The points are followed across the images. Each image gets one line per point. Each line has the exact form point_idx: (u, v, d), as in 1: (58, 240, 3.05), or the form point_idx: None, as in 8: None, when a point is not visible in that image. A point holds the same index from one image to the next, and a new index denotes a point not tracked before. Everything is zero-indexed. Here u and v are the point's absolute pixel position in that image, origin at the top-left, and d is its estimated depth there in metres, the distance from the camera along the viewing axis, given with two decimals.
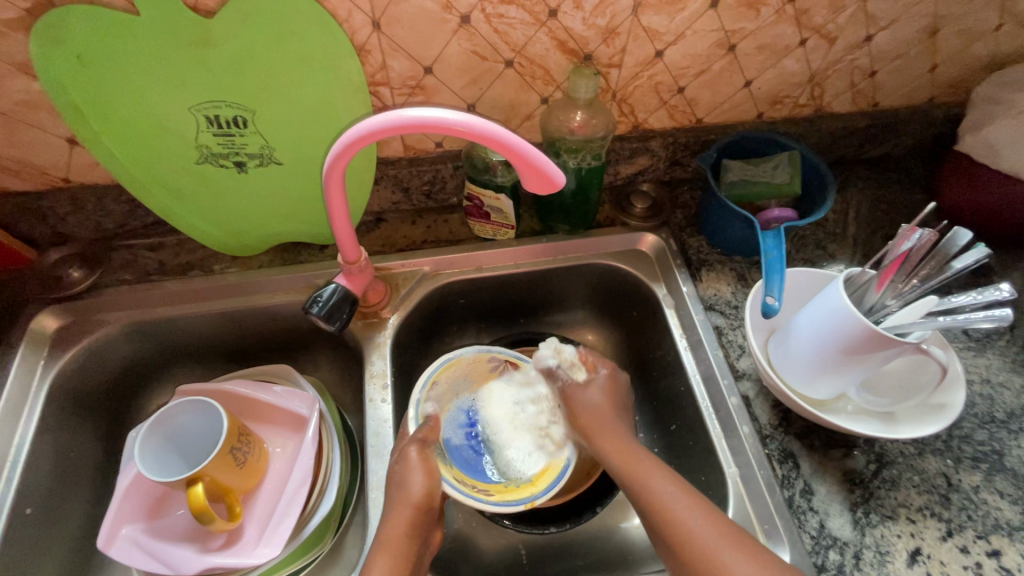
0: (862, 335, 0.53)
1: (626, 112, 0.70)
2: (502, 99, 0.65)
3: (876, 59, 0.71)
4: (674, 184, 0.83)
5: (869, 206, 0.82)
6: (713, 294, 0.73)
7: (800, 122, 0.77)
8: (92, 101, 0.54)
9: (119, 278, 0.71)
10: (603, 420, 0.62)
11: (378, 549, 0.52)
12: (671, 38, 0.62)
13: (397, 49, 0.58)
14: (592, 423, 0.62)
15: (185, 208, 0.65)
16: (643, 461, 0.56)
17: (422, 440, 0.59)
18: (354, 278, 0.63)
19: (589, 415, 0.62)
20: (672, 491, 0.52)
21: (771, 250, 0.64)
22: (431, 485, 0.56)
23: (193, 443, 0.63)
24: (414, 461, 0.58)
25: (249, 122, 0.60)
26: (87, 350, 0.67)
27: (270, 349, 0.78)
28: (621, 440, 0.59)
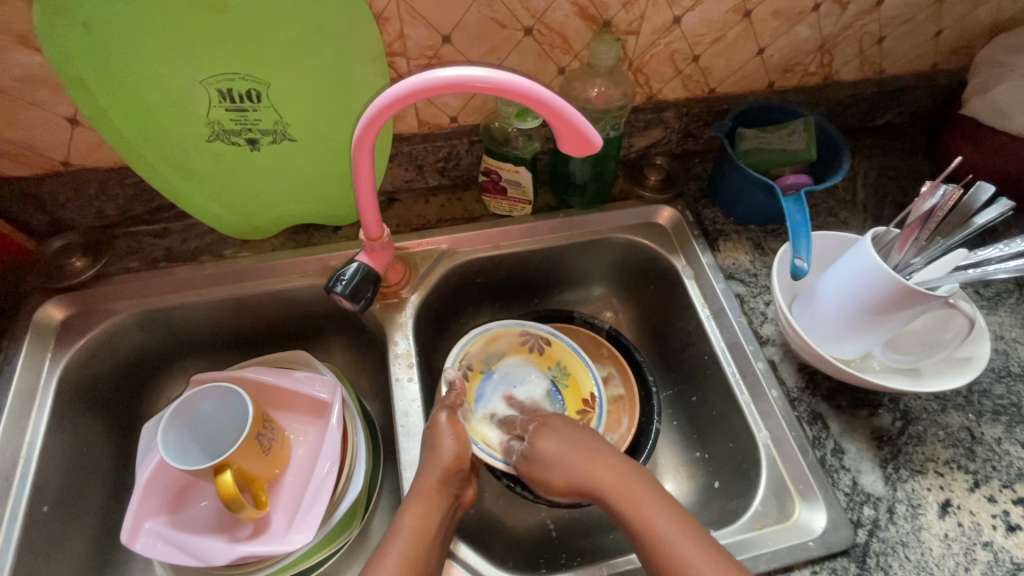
0: (892, 292, 0.54)
1: (641, 81, 0.70)
2: (519, 69, 0.64)
3: (885, 24, 0.71)
4: (685, 157, 0.83)
5: (877, 173, 0.83)
6: (732, 263, 0.73)
7: (809, 91, 0.78)
8: (98, 73, 0.51)
9: (125, 267, 0.68)
10: (583, 455, 0.57)
11: (411, 500, 0.53)
12: (689, 3, 0.62)
13: (416, 17, 0.56)
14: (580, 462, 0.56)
15: (195, 189, 0.63)
16: (641, 498, 0.51)
17: (452, 406, 0.60)
18: (376, 255, 0.62)
19: (556, 457, 0.57)
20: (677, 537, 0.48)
21: (794, 214, 0.64)
22: (462, 449, 0.56)
23: (215, 432, 0.61)
24: (444, 426, 0.58)
25: (262, 95, 0.57)
26: (96, 342, 0.64)
27: (283, 335, 0.75)
28: (610, 476, 0.54)
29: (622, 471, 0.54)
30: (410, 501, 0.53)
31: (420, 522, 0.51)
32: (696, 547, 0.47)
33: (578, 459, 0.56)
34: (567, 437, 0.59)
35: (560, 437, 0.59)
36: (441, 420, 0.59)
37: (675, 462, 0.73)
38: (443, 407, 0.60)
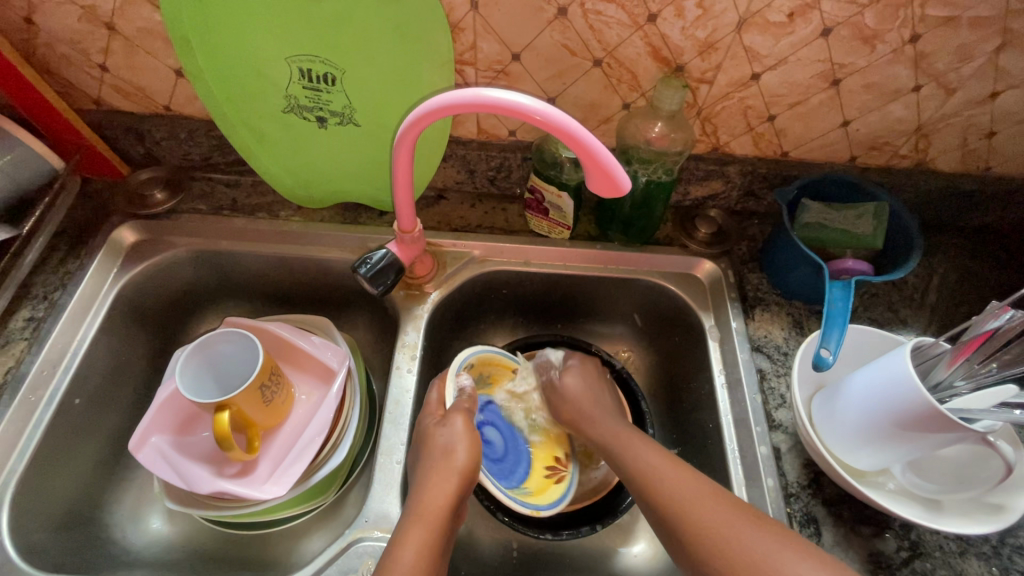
0: (920, 414, 0.49)
1: (708, 131, 0.68)
2: (583, 97, 0.64)
3: (997, 119, 0.64)
4: (744, 216, 0.79)
5: (956, 278, 0.75)
6: (763, 335, 0.69)
7: (897, 174, 0.72)
8: (202, 38, 0.58)
9: (195, 207, 0.76)
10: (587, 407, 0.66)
11: (413, 518, 0.51)
12: (771, 61, 0.59)
13: (490, 32, 0.58)
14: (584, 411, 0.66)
15: (264, 153, 0.69)
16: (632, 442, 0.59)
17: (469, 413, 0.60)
18: (405, 247, 0.65)
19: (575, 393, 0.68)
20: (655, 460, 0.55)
21: (836, 301, 0.60)
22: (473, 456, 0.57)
23: (229, 372, 0.66)
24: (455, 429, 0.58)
25: (337, 80, 0.62)
26: (155, 268, 0.72)
27: (314, 300, 0.81)
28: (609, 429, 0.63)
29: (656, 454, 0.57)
30: (410, 519, 0.51)
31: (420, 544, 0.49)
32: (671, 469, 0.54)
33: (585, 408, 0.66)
34: (582, 385, 0.69)
35: (578, 381, 0.69)
36: (453, 420, 0.59)
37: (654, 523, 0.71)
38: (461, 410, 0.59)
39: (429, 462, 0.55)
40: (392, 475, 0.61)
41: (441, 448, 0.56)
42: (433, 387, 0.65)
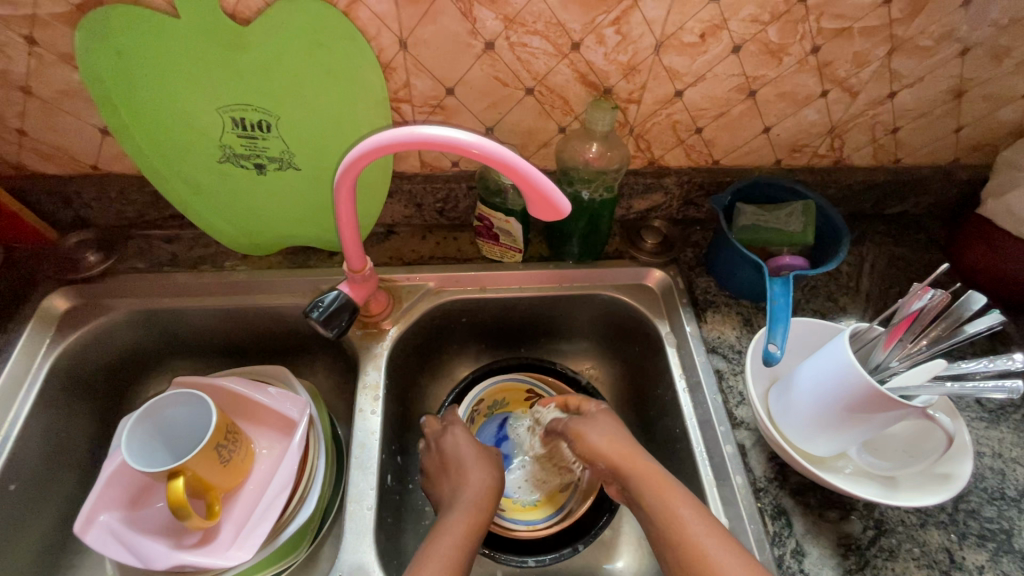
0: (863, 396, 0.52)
1: (642, 147, 0.71)
2: (520, 125, 0.66)
3: (899, 116, 0.70)
4: (686, 224, 0.82)
5: (885, 263, 0.80)
6: (716, 336, 0.72)
7: (819, 172, 0.77)
8: (126, 93, 0.57)
9: (132, 266, 0.73)
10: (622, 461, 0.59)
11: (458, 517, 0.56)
12: (691, 79, 0.63)
13: (421, 69, 0.59)
14: (617, 461, 0.59)
15: (203, 204, 0.67)
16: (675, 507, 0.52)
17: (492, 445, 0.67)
18: (357, 287, 0.64)
19: (603, 444, 0.61)
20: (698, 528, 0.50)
21: (777, 297, 0.63)
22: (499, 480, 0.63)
23: (181, 436, 0.63)
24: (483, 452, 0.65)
25: (272, 127, 0.61)
26: (93, 335, 0.68)
27: (269, 348, 0.78)
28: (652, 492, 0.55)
29: (705, 523, 0.50)
30: (456, 512, 0.57)
31: (467, 526, 0.55)
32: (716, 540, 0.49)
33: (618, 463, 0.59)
34: (608, 435, 0.62)
35: (603, 434, 0.62)
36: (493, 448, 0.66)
37: (636, 535, 0.71)
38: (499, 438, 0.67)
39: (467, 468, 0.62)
40: (364, 522, 0.59)
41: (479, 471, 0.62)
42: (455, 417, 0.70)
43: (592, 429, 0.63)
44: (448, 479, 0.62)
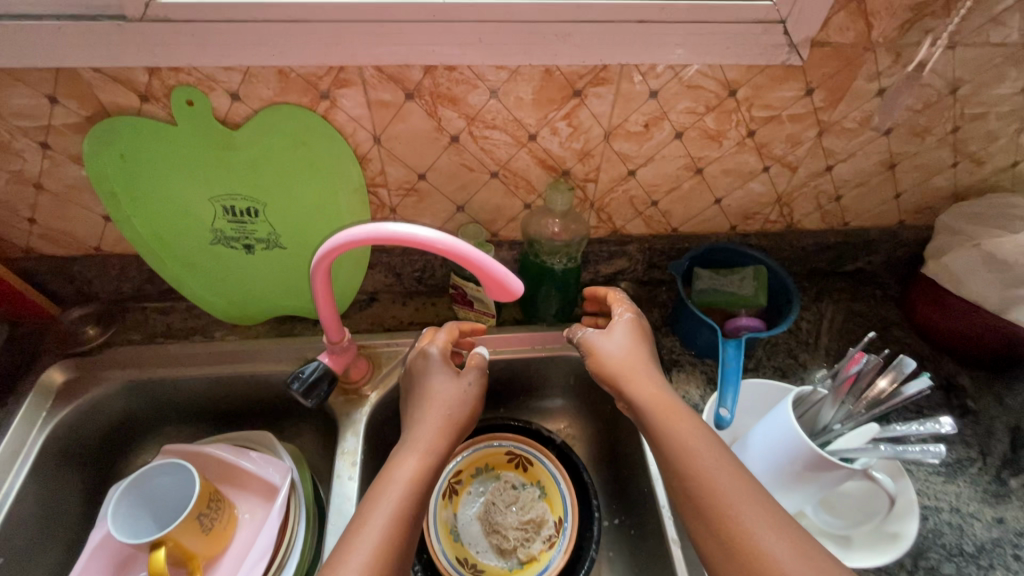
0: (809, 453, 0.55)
1: (604, 218, 0.77)
2: (487, 203, 0.72)
3: (839, 186, 0.76)
4: (653, 285, 0.87)
5: (843, 318, 0.84)
6: (681, 395, 0.75)
7: (772, 237, 0.82)
8: (128, 189, 0.63)
9: (128, 338, 0.78)
10: (639, 374, 0.60)
11: (410, 454, 0.58)
12: (641, 160, 0.69)
13: (395, 159, 0.65)
14: (630, 373, 0.60)
15: (195, 281, 0.73)
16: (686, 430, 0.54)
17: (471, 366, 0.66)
18: (336, 357, 0.68)
19: (620, 360, 0.61)
20: (709, 456, 0.52)
21: (730, 360, 0.66)
22: (461, 404, 0.63)
23: (166, 505, 0.66)
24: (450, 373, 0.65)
25: (260, 212, 0.67)
26: (86, 406, 0.72)
27: (256, 413, 0.82)
28: (661, 412, 0.56)
29: (712, 453, 0.52)
30: (409, 454, 0.58)
31: (416, 475, 0.56)
32: (723, 463, 0.52)
33: (634, 377, 0.59)
34: (629, 348, 0.62)
35: (625, 346, 0.62)
36: (468, 377, 0.65)
37: None
38: (479, 363, 0.65)
39: (428, 399, 0.63)
40: None
41: (448, 396, 0.63)
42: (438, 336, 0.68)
43: (611, 341, 0.63)
44: (414, 410, 0.63)
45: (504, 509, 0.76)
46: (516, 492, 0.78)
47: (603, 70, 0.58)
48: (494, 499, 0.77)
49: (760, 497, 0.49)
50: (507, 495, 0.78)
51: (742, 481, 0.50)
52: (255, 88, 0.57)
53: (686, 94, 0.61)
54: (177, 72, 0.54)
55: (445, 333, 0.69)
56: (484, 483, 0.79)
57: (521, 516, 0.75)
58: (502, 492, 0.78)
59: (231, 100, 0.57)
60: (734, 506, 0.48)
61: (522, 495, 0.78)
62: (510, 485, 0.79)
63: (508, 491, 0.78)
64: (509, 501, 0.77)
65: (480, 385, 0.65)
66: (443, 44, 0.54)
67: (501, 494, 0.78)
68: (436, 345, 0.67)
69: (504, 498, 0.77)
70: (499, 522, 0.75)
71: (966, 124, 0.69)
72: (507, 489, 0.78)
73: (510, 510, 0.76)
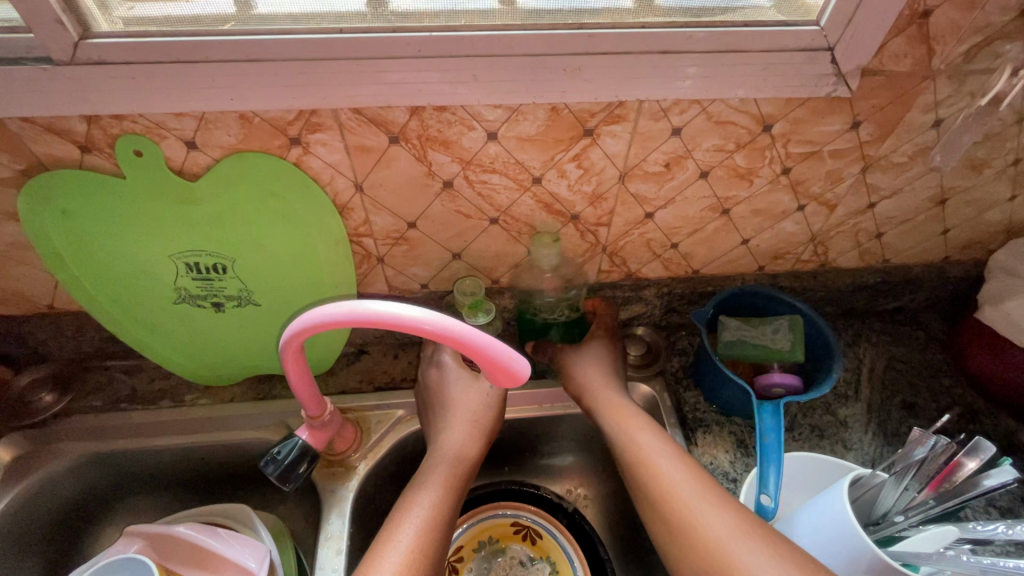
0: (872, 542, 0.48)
1: (617, 263, 0.68)
2: (487, 250, 0.64)
3: (881, 223, 0.67)
4: (671, 329, 0.79)
5: (884, 365, 0.76)
6: (709, 461, 0.67)
7: (805, 277, 0.74)
8: (75, 247, 0.55)
9: (88, 404, 0.70)
10: (596, 378, 0.66)
11: (438, 464, 0.59)
12: (660, 202, 0.61)
13: (380, 208, 0.57)
14: (588, 381, 0.66)
15: (160, 342, 0.65)
16: (633, 424, 0.60)
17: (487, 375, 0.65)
18: (315, 432, 0.60)
19: (581, 370, 0.67)
20: (654, 446, 0.57)
21: (768, 432, 0.58)
22: (484, 413, 0.63)
23: None
24: (468, 380, 0.64)
25: (228, 269, 0.59)
26: (37, 486, 0.64)
27: (234, 482, 0.73)
28: (612, 409, 0.62)
29: (655, 441, 0.58)
30: (438, 462, 0.58)
31: (447, 483, 0.56)
32: (666, 449, 0.57)
33: (590, 382, 0.66)
34: (591, 358, 0.68)
35: (588, 357, 0.68)
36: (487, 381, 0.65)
37: None
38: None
39: (451, 409, 0.63)
40: None
41: (470, 404, 0.63)
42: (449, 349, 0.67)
43: (577, 352, 0.69)
44: (437, 420, 0.63)
45: None
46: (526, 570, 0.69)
47: (618, 106, 0.50)
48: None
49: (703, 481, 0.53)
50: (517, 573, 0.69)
51: (684, 464, 0.55)
52: (213, 135, 0.49)
53: (713, 130, 0.53)
54: (120, 119, 0.47)
55: None
56: (491, 558, 0.71)
57: None
58: (511, 569, 0.70)
59: (187, 149, 0.49)
60: (670, 484, 0.53)
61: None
62: (521, 561, 0.70)
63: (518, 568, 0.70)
64: None
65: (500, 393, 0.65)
66: (431, 82, 0.46)
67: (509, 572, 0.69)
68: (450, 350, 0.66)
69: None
70: None
71: None
72: (516, 566, 0.70)
73: None
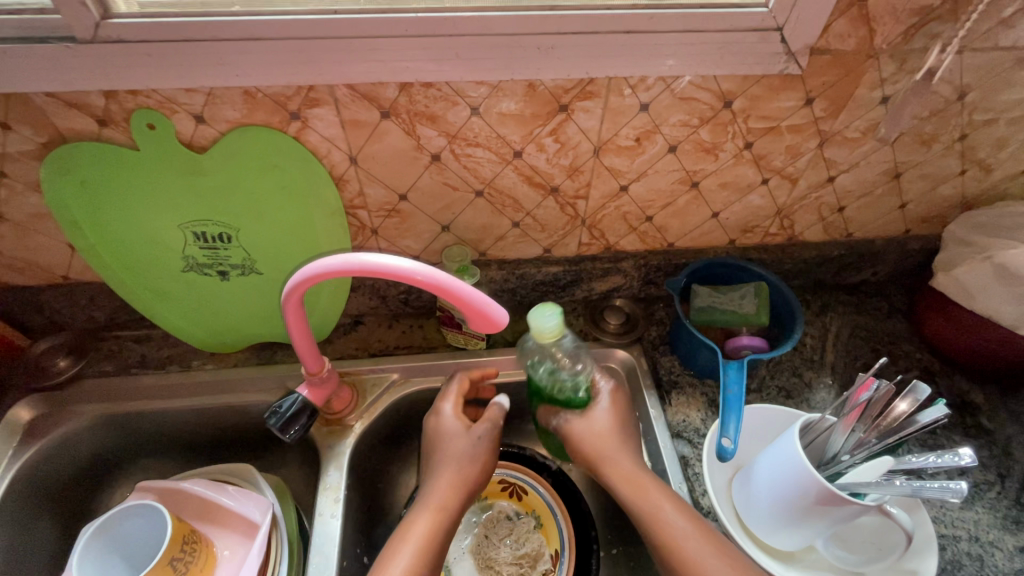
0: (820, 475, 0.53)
1: (596, 235, 0.73)
2: (474, 222, 0.69)
3: (842, 197, 0.72)
4: (650, 301, 0.84)
5: (850, 332, 0.81)
6: (681, 419, 0.72)
7: (773, 250, 0.79)
8: (91, 216, 0.60)
9: (101, 369, 0.74)
10: (606, 441, 0.62)
11: (424, 511, 0.58)
12: (633, 176, 0.65)
13: (373, 180, 0.62)
14: (598, 446, 0.61)
15: (169, 309, 0.70)
16: (655, 495, 0.57)
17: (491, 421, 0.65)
18: (315, 389, 0.65)
19: (589, 431, 0.62)
20: (680, 521, 0.55)
21: (732, 385, 0.63)
22: (477, 458, 0.63)
23: (138, 550, 0.62)
24: (456, 427, 0.64)
25: (233, 238, 0.64)
26: (55, 444, 0.69)
27: (238, 444, 0.78)
28: (631, 478, 0.59)
29: (680, 515, 0.55)
30: (422, 512, 0.58)
31: (429, 532, 0.56)
32: (695, 525, 0.55)
33: (600, 448, 0.61)
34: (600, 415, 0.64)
35: (597, 415, 0.63)
36: (478, 430, 0.64)
37: None
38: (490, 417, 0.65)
39: (441, 455, 0.63)
40: None
41: (461, 451, 0.63)
42: (448, 398, 0.67)
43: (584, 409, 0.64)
44: (428, 465, 0.63)
45: (499, 541, 0.72)
46: (512, 523, 0.74)
47: (590, 83, 0.55)
48: (489, 530, 0.73)
49: (741, 563, 0.52)
50: (503, 526, 0.74)
51: (715, 543, 0.53)
52: (220, 110, 0.53)
53: (678, 107, 0.58)
54: (134, 94, 0.51)
55: (457, 385, 0.68)
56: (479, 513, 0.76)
57: (517, 550, 0.71)
58: (498, 522, 0.74)
59: (196, 123, 0.54)
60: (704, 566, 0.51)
61: (517, 527, 0.73)
62: (506, 515, 0.75)
63: (504, 521, 0.74)
64: (504, 533, 0.73)
65: (491, 436, 0.65)
66: (419, 59, 0.51)
67: (496, 525, 0.74)
68: (448, 401, 0.67)
69: (499, 530, 0.73)
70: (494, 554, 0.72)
71: (974, 131, 0.65)
72: (502, 520, 0.74)
73: (505, 541, 0.72)
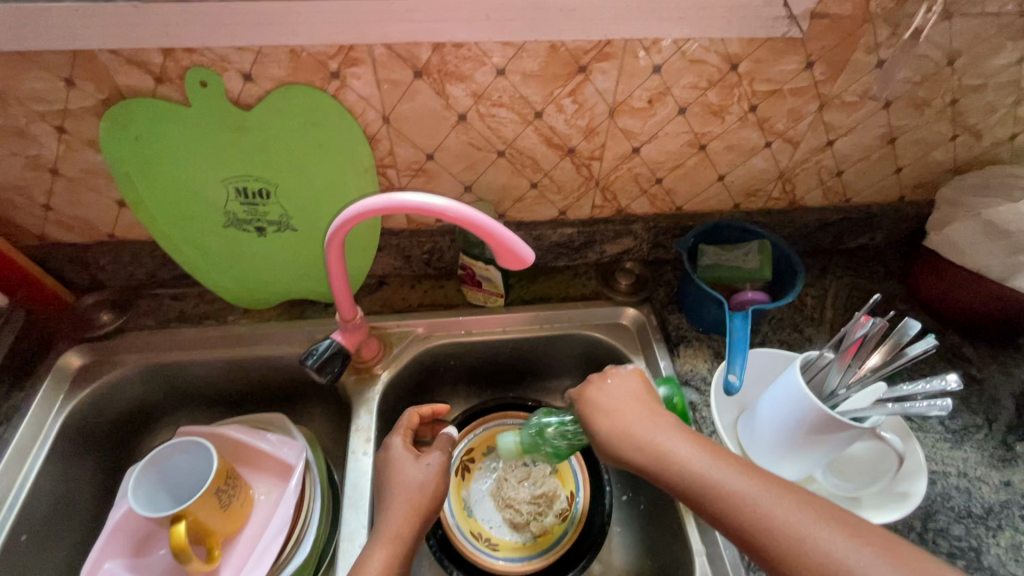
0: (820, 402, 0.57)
1: (609, 198, 0.78)
2: (494, 183, 0.73)
3: (841, 161, 0.77)
4: (658, 264, 0.88)
5: (847, 293, 0.86)
6: (689, 369, 0.76)
7: (775, 214, 0.83)
8: (143, 170, 0.64)
9: (141, 323, 0.78)
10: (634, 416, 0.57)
11: (377, 544, 0.55)
12: (645, 137, 0.70)
13: (404, 139, 0.66)
14: (626, 424, 0.56)
15: (208, 264, 0.74)
16: (705, 463, 0.51)
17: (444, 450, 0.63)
18: (349, 335, 0.69)
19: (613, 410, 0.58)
20: (742, 484, 0.48)
21: (736, 330, 0.69)
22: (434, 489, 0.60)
23: (184, 485, 0.67)
24: (409, 460, 0.62)
25: (272, 194, 0.68)
26: (101, 390, 0.73)
27: (269, 396, 0.83)
28: (671, 450, 0.53)
29: (741, 477, 0.48)
30: (376, 545, 0.55)
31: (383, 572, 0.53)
32: (759, 484, 0.48)
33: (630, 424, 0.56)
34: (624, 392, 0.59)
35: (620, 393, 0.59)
36: (428, 458, 0.62)
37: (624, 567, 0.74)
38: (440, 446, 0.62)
39: (394, 488, 0.60)
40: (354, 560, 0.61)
41: (415, 482, 0.60)
42: (393, 433, 0.64)
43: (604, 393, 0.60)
44: (380, 498, 0.60)
45: (518, 483, 0.77)
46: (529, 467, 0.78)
47: (607, 45, 0.59)
48: (507, 474, 0.78)
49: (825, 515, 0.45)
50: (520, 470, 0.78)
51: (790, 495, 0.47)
52: (267, 68, 0.58)
53: (688, 69, 0.63)
54: (190, 52, 0.56)
55: (407, 418, 0.65)
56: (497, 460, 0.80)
57: (535, 491, 0.76)
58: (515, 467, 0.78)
59: (245, 81, 0.59)
60: (782, 523, 0.45)
61: (534, 472, 0.78)
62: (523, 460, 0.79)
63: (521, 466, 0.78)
64: (522, 476, 0.77)
65: (444, 463, 0.62)
66: (452, 20, 0.55)
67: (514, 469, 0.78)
68: (397, 434, 0.64)
69: (517, 473, 0.78)
70: (513, 495, 0.76)
71: (964, 96, 0.70)
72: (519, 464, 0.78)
73: (523, 484, 0.77)
